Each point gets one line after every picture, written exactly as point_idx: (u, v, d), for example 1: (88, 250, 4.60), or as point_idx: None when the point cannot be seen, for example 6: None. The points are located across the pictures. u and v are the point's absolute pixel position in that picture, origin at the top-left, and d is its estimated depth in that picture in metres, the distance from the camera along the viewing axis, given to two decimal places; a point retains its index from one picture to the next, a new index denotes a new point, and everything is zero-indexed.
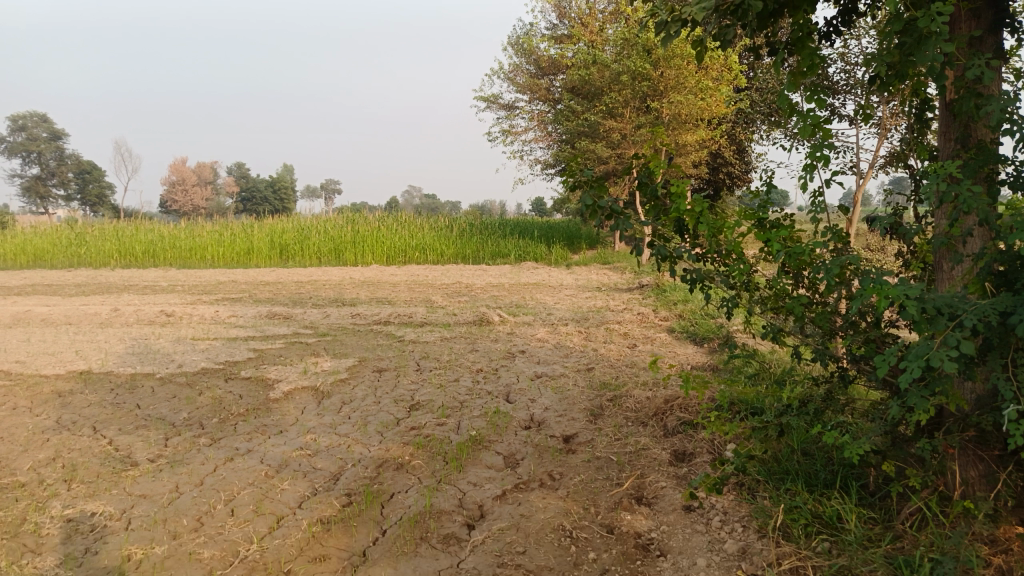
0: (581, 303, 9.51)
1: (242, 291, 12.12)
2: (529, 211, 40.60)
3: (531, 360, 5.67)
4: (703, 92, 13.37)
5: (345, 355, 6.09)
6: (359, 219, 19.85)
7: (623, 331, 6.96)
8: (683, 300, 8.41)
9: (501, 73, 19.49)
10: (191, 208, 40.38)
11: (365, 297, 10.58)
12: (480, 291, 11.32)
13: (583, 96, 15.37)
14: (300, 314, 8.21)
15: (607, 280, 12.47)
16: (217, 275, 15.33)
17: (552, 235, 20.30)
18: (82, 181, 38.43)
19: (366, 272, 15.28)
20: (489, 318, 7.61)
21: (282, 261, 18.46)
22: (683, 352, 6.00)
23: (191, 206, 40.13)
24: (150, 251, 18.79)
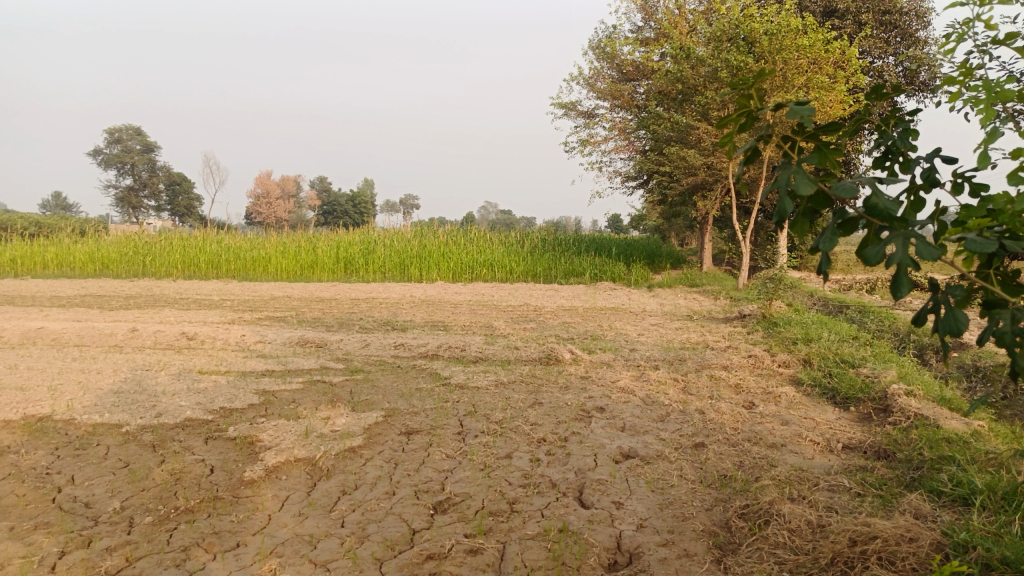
0: (671, 336, 7.90)
1: (292, 308, 10.99)
2: (604, 226, 39.09)
3: (614, 424, 4.18)
4: (815, 95, 11.61)
5: (372, 404, 4.72)
6: (427, 233, 18.77)
7: (733, 382, 5.38)
8: (804, 338, 6.73)
9: (582, 78, 17.98)
10: (273, 221, 40.40)
11: (420, 321, 9.26)
12: (551, 316, 9.84)
13: (675, 99, 13.74)
14: (335, 341, 6.92)
15: (699, 306, 10.82)
16: (272, 289, 14.39)
17: (632, 251, 18.69)
18: (171, 193, 39.04)
19: (429, 290, 14.05)
20: (560, 355, 6.12)
21: (345, 276, 17.50)
22: (824, 421, 4.40)
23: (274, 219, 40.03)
24: (214, 261, 18.15)
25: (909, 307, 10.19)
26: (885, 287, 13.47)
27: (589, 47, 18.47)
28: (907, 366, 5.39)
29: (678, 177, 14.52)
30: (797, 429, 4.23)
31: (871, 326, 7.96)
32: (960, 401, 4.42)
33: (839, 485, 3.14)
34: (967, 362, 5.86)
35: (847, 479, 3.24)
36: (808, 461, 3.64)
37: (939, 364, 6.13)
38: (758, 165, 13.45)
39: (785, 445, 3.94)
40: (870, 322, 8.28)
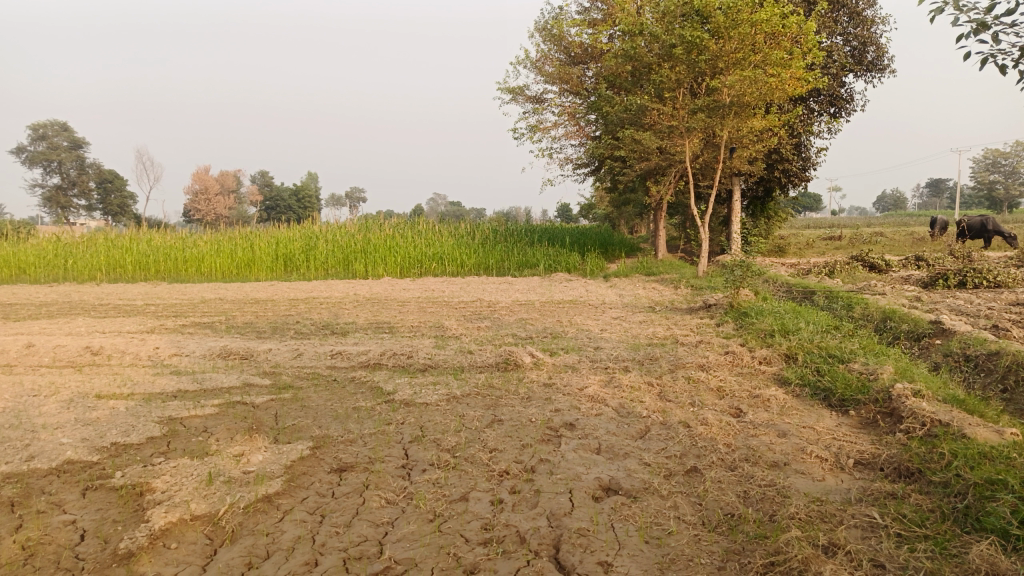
0: (637, 331, 7.29)
1: (222, 313, 10.05)
2: (555, 216, 38.61)
3: (588, 447, 3.54)
4: (773, 72, 11.17)
5: (299, 431, 3.97)
6: (372, 227, 17.88)
7: (713, 385, 4.78)
8: (781, 330, 6.20)
9: (528, 62, 17.26)
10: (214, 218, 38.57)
11: (364, 323, 8.49)
12: (506, 313, 9.16)
13: (627, 80, 13.18)
14: (263, 352, 6.09)
15: (660, 296, 10.30)
16: (204, 291, 13.35)
17: (586, 241, 18.15)
18: (103, 191, 36.95)
19: (375, 287, 13.23)
20: (519, 360, 5.44)
21: (285, 274, 16.50)
22: (826, 431, 3.83)
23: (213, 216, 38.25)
24: (142, 263, 16.91)
25: (875, 290, 9.84)
26: (845, 270, 13.20)
27: (535, 29, 17.76)
28: (902, 360, 4.88)
29: (632, 163, 13.98)
30: (797, 442, 3.65)
31: (845, 314, 7.51)
32: (974, 401, 3.90)
33: (872, 526, 2.56)
34: (957, 349, 5.41)
35: (879, 514, 2.66)
36: (824, 487, 3.06)
37: (927, 353, 5.67)
38: (714, 148, 13.00)
39: (789, 464, 3.35)
40: (842, 309, 7.84)
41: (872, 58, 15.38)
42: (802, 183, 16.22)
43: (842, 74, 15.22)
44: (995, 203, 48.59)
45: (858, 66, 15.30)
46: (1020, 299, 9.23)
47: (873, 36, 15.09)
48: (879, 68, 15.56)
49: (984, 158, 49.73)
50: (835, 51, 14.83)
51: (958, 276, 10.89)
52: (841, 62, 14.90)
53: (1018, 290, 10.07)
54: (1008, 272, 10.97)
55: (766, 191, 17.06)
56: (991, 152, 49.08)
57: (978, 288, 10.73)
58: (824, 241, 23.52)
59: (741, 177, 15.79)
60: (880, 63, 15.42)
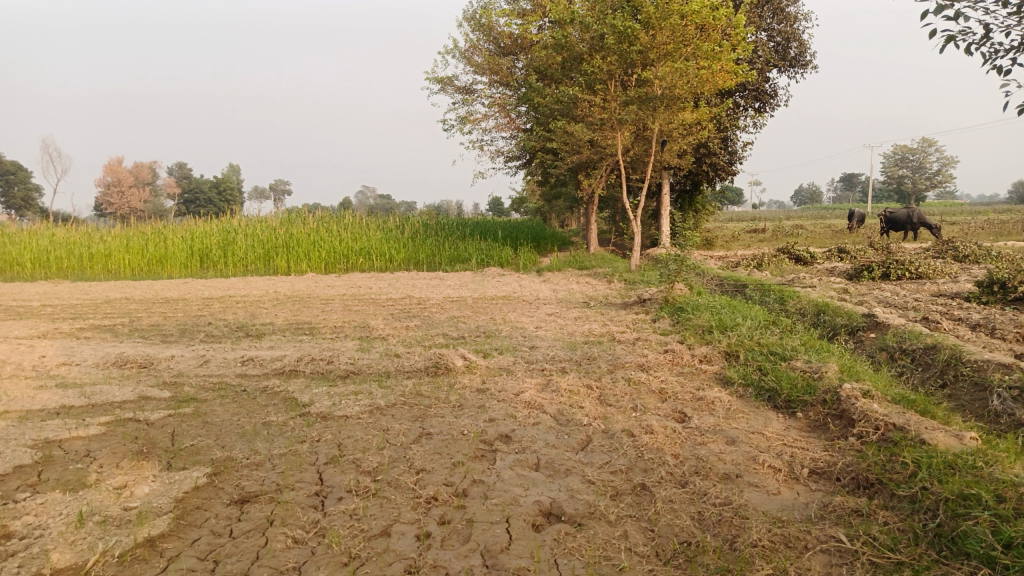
0: (572, 329, 7.00)
1: (126, 314, 9.25)
2: (485, 210, 38.25)
3: (525, 464, 3.21)
4: (703, 64, 11.10)
5: (198, 454, 3.47)
6: (296, 220, 17.12)
7: (655, 387, 4.52)
8: (719, 327, 6.01)
9: (456, 51, 16.79)
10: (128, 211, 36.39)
11: (283, 324, 7.92)
12: (436, 311, 8.74)
13: (558, 71, 12.91)
14: (164, 359, 5.49)
15: (594, 290, 10.09)
16: (110, 290, 12.40)
17: (517, 234, 17.88)
18: (5, 182, 34.37)
19: (298, 284, 12.57)
20: (449, 363, 5.05)
21: (201, 271, 15.59)
22: (775, 437, 3.61)
23: (127, 209, 36.08)
24: (41, 260, 15.66)
25: (805, 283, 9.89)
26: (772, 262, 13.33)
27: (463, 18, 17.28)
28: (844, 357, 4.74)
29: (564, 155, 13.74)
30: (748, 450, 3.41)
31: (779, 308, 7.44)
32: (923, 402, 3.76)
33: (843, 551, 2.32)
34: (893, 343, 5.34)
35: (847, 536, 2.42)
36: (782, 503, 2.82)
37: (864, 348, 5.59)
38: (645, 141, 12.87)
39: (741, 476, 3.10)
40: (775, 303, 7.77)
41: (795, 54, 15.60)
42: (729, 177, 16.36)
43: (767, 69, 15.38)
44: (903, 197, 50.95)
45: (782, 62, 15.49)
46: (941, 290, 9.42)
47: (796, 32, 15.31)
48: (802, 64, 15.81)
49: (894, 153, 52.05)
50: (760, 46, 14.97)
51: (881, 268, 11.09)
52: (766, 57, 15.05)
53: (938, 281, 10.31)
54: (927, 264, 11.25)
55: (694, 184, 17.15)
56: (900, 148, 51.40)
57: (900, 280, 10.96)
58: (749, 233, 23.98)
59: (671, 170, 15.79)
60: (802, 59, 15.67)
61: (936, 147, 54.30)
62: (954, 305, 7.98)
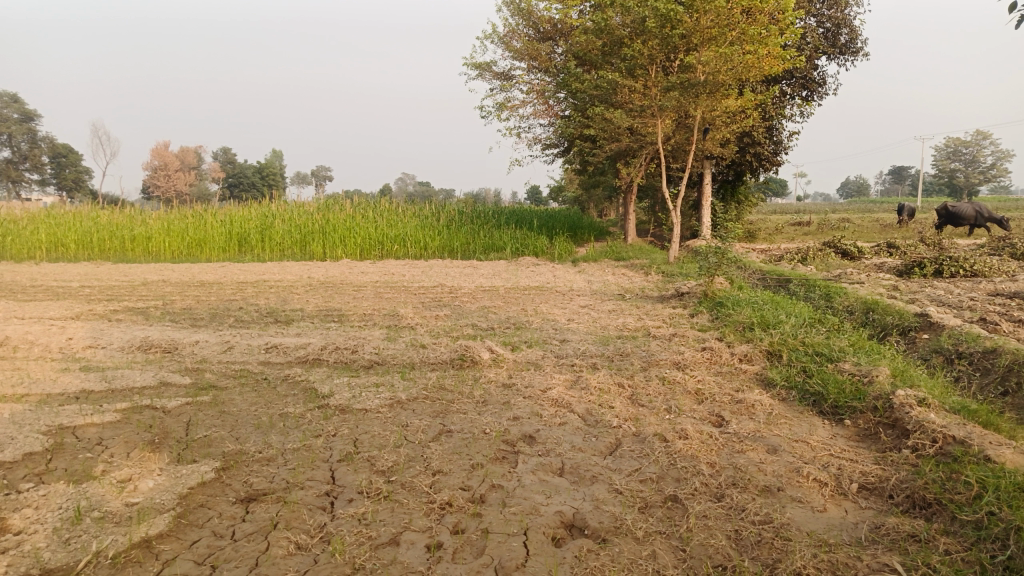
0: (606, 322, 6.76)
1: (160, 297, 9.26)
2: (524, 198, 37.98)
3: (549, 469, 3.01)
4: (749, 49, 10.68)
5: (209, 446, 3.34)
6: (332, 206, 17.12)
7: (690, 387, 4.27)
8: (760, 324, 5.72)
9: (496, 36, 16.54)
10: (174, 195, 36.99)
11: (313, 311, 7.83)
12: (468, 300, 8.57)
13: (598, 56, 12.59)
14: (188, 344, 5.42)
15: (630, 282, 9.81)
16: (147, 272, 12.51)
17: (554, 224, 17.62)
18: (57, 165, 35.15)
19: (331, 270, 12.52)
20: (476, 356, 4.86)
21: (239, 255, 15.69)
22: (821, 446, 3.35)
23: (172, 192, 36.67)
24: (85, 241, 15.94)
25: (852, 279, 9.47)
26: (817, 257, 12.85)
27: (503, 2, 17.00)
28: (896, 360, 4.43)
29: (603, 143, 13.42)
30: (791, 460, 3.16)
31: (824, 306, 7.09)
32: (985, 412, 3.45)
33: None
34: (949, 346, 5.00)
35: (903, 566, 2.17)
36: (828, 523, 2.57)
37: (917, 350, 5.25)
38: (687, 129, 12.50)
39: (783, 490, 2.85)
40: (820, 300, 7.42)
41: (846, 40, 15.00)
42: (774, 168, 15.86)
43: (816, 56, 14.82)
44: (956, 190, 49.19)
45: (832, 49, 14.91)
46: (999, 289, 8.93)
47: (848, 17, 14.71)
48: (853, 50, 15.20)
49: (946, 146, 50.30)
50: (809, 32, 14.42)
51: (934, 265, 10.59)
52: (815, 43, 14.49)
53: (995, 280, 9.79)
54: (984, 261, 10.69)
55: (737, 175, 16.66)
56: (953, 141, 49.64)
57: (954, 277, 10.45)
58: (793, 226, 23.32)
59: (713, 160, 15.36)
60: (854, 46, 15.06)
61: (991, 139, 52.34)
62: (1013, 305, 7.53)
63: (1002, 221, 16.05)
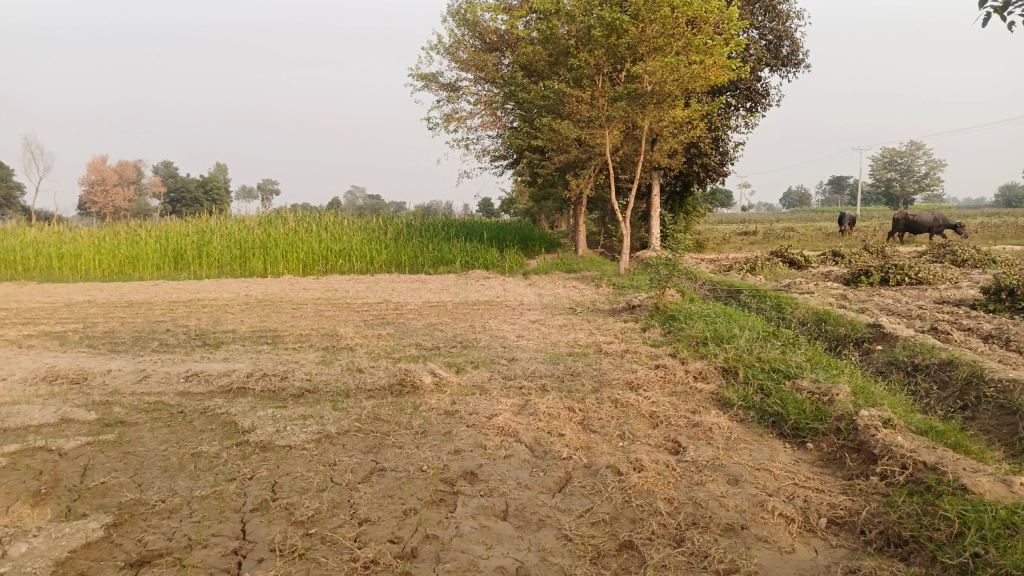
0: (556, 339, 6.47)
1: (82, 319, 8.65)
2: (476, 210, 37.73)
3: (491, 513, 2.70)
4: (695, 59, 10.65)
5: (104, 496, 2.92)
6: (275, 221, 16.54)
7: (644, 410, 4.00)
8: (714, 339, 5.51)
9: (441, 47, 16.26)
10: (111, 210, 35.57)
11: (247, 332, 7.37)
12: (413, 317, 8.21)
13: (545, 66, 12.41)
14: (99, 373, 4.93)
15: (581, 295, 9.59)
16: (73, 293, 11.79)
17: (504, 236, 17.36)
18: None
19: (272, 287, 11.99)
20: (416, 381, 4.51)
21: (174, 272, 14.99)
22: (784, 474, 3.11)
23: (110, 207, 35.23)
24: (6, 260, 15.03)
25: (802, 289, 9.43)
26: (766, 266, 12.86)
27: (448, 13, 16.74)
28: (855, 376, 4.25)
29: (551, 154, 13.23)
30: (754, 491, 2.91)
31: (777, 318, 6.95)
32: (953, 432, 3.28)
33: None
34: (904, 357, 4.87)
35: None
36: (798, 568, 2.32)
37: (872, 362, 5.12)
38: (635, 140, 12.40)
39: (748, 529, 2.59)
40: (772, 311, 7.30)
41: (788, 52, 15.18)
42: (721, 178, 15.92)
43: (759, 68, 14.97)
44: (892, 199, 50.93)
45: (775, 61, 15.06)
46: (945, 296, 8.98)
47: (789, 30, 14.88)
48: (795, 62, 15.39)
49: (882, 157, 51.95)
50: (752, 44, 14.53)
51: (879, 273, 10.65)
52: (757, 55, 14.61)
53: (939, 287, 9.88)
54: (927, 269, 10.81)
55: (685, 185, 16.68)
56: (889, 152, 51.31)
57: (899, 285, 10.53)
58: (740, 236, 23.57)
59: (661, 171, 15.33)
60: (795, 58, 15.25)
61: (924, 150, 54.31)
62: (961, 313, 7.53)
63: (958, 228, 16.38)
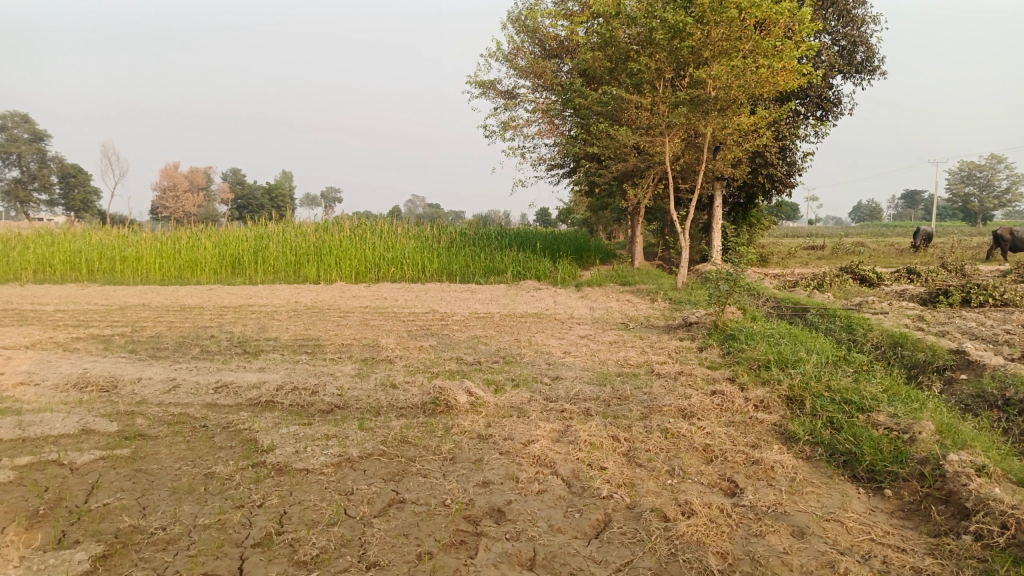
0: (605, 357, 6.10)
1: (134, 323, 8.69)
2: (533, 220, 37.48)
3: (514, 563, 2.38)
4: (762, 64, 10.15)
5: (102, 521, 2.72)
6: (330, 227, 16.61)
7: (697, 442, 3.61)
8: (778, 363, 5.06)
9: (500, 54, 16.07)
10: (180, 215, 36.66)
11: (289, 340, 7.23)
12: (459, 329, 7.95)
13: (603, 72, 12.06)
14: (130, 381, 4.81)
15: (635, 310, 9.17)
16: (130, 296, 11.98)
17: (558, 246, 17.02)
18: (66, 185, 34.71)
19: (322, 294, 11.93)
20: (451, 401, 4.23)
21: (231, 277, 15.17)
22: (858, 527, 2.69)
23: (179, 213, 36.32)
24: (74, 262, 15.49)
25: (874, 308, 8.80)
26: (834, 283, 12.17)
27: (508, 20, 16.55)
28: (940, 412, 3.76)
29: (608, 162, 12.87)
30: (824, 548, 2.49)
31: (848, 340, 6.41)
32: None
33: None
34: (995, 390, 4.34)
35: None
36: None
37: (957, 394, 4.59)
38: (697, 148, 11.92)
39: None
40: (842, 332, 6.76)
41: (861, 59, 14.44)
42: (786, 190, 15.24)
43: (830, 75, 14.26)
44: (968, 214, 48.53)
45: (847, 67, 14.33)
46: None
47: (864, 36, 14.15)
48: (868, 70, 14.62)
49: (959, 170, 49.53)
50: (823, 50, 13.86)
51: (960, 293, 9.89)
52: (829, 61, 13.93)
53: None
54: (1014, 290, 9.99)
55: (748, 197, 16.03)
56: (966, 164, 48.90)
57: (983, 306, 9.75)
58: (807, 250, 22.61)
59: (723, 182, 14.76)
60: (869, 65, 14.49)
61: (1004, 163, 51.61)
62: None
63: None
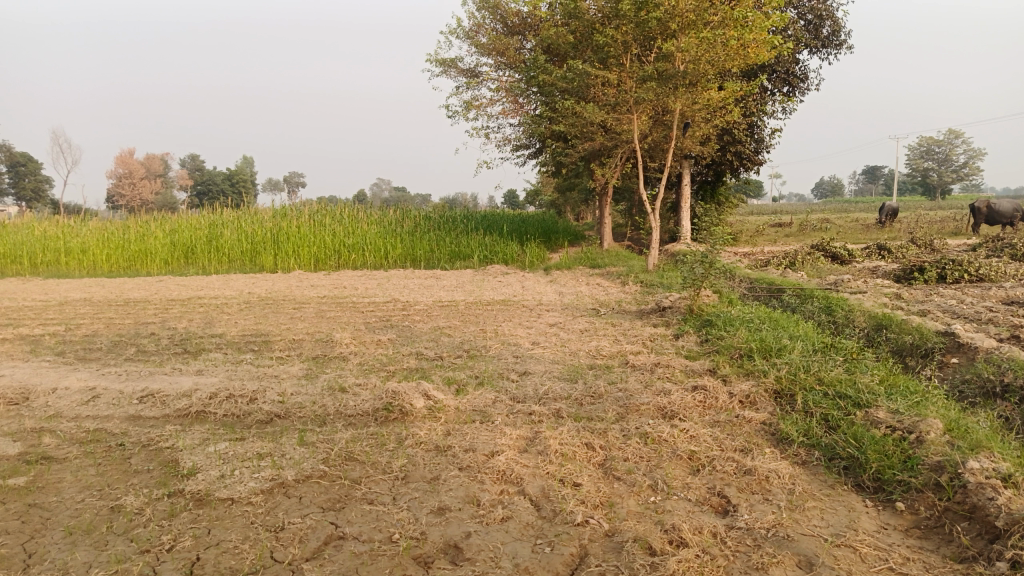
0: (576, 347, 5.69)
1: (70, 320, 8.04)
2: (501, 202, 36.94)
3: None
4: (732, 35, 9.76)
5: None
6: (288, 213, 15.93)
7: (681, 448, 3.22)
8: (761, 352, 4.70)
9: (461, 31, 15.48)
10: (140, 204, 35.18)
11: (237, 336, 6.69)
12: (421, 319, 7.48)
13: (569, 47, 11.59)
14: (44, 392, 4.26)
15: (605, 295, 8.79)
16: (72, 290, 11.25)
17: (525, 229, 16.58)
18: (16, 175, 33.00)
19: (278, 284, 11.32)
20: (405, 406, 3.78)
21: (184, 268, 14.47)
22: (873, 553, 2.32)
23: (139, 201, 34.89)
24: (15, 254, 14.63)
25: (851, 287, 8.51)
26: (807, 261, 11.91)
27: None
28: (945, 406, 3.42)
29: (575, 141, 12.44)
30: None
31: (829, 324, 6.10)
32: None
33: None
34: (992, 377, 4.03)
35: None
36: None
37: (953, 382, 4.28)
38: (665, 126, 11.54)
39: None
40: (822, 314, 6.44)
41: (827, 33, 14.14)
42: (754, 167, 14.98)
43: (797, 49, 13.97)
44: (928, 189, 49.18)
45: (814, 42, 14.05)
46: (1012, 296, 8.02)
47: (829, 9, 13.84)
48: (834, 44, 14.34)
49: (919, 145, 50.07)
50: (790, 24, 13.53)
51: (935, 269, 9.68)
52: (796, 35, 13.62)
53: (1004, 286, 8.89)
54: (988, 265, 9.81)
55: (717, 174, 15.75)
56: (925, 140, 49.42)
57: (958, 282, 9.56)
58: (774, 228, 22.46)
59: (691, 159, 14.43)
60: (835, 39, 14.20)
61: (961, 137, 52.35)
62: None
63: None
